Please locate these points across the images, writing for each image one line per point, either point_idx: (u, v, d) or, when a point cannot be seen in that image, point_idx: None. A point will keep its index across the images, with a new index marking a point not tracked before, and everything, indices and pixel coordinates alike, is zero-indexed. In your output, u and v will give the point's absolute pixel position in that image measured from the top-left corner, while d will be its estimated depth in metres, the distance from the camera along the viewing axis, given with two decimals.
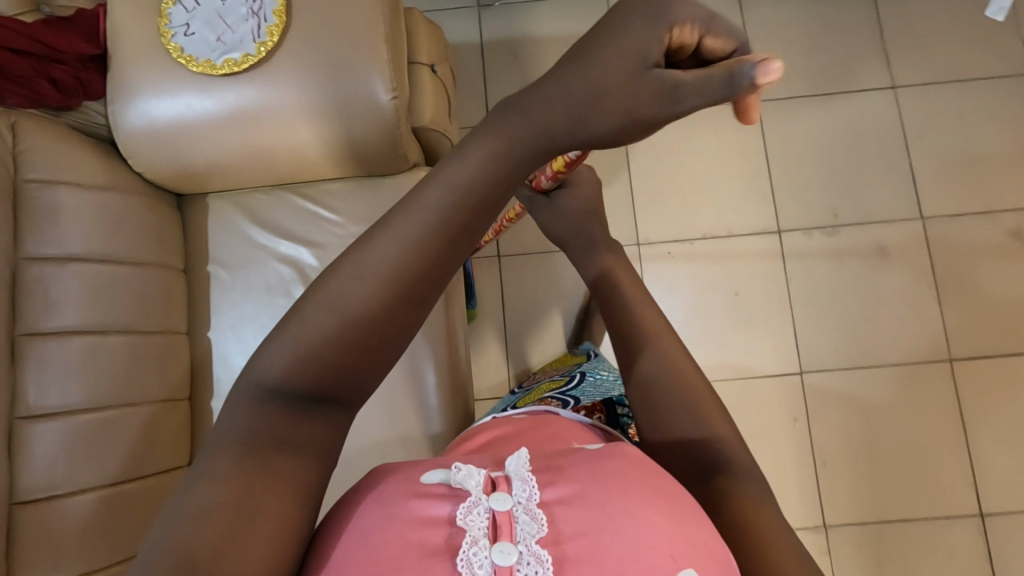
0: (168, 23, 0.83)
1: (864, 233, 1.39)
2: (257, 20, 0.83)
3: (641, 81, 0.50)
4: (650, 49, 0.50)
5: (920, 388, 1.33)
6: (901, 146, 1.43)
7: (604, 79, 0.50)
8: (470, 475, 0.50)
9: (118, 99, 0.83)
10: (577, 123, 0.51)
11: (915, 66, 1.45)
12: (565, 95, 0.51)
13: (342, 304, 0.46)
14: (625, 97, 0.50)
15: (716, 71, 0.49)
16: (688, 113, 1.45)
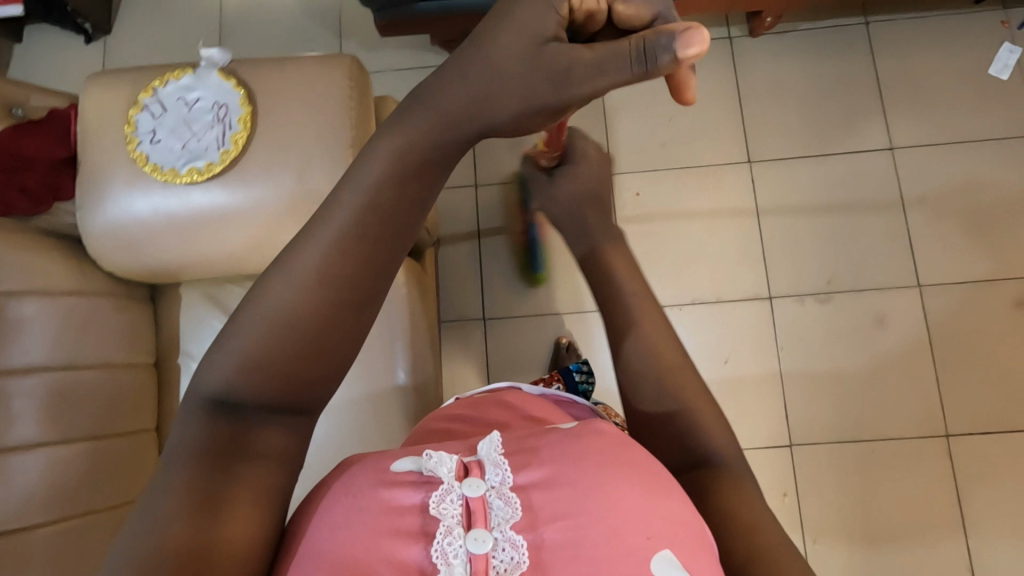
0: (135, 130, 0.84)
1: (857, 300, 1.35)
2: (222, 127, 0.84)
3: (545, 56, 0.45)
4: (550, 22, 0.46)
5: (917, 464, 1.29)
6: (899, 209, 1.39)
7: (507, 54, 0.45)
8: (440, 461, 0.46)
9: (86, 203, 0.84)
10: (485, 112, 0.46)
11: (916, 125, 1.42)
12: (470, 75, 0.45)
13: (275, 314, 0.42)
14: (532, 80, 0.45)
15: (629, 43, 0.45)
16: (679, 174, 1.43)
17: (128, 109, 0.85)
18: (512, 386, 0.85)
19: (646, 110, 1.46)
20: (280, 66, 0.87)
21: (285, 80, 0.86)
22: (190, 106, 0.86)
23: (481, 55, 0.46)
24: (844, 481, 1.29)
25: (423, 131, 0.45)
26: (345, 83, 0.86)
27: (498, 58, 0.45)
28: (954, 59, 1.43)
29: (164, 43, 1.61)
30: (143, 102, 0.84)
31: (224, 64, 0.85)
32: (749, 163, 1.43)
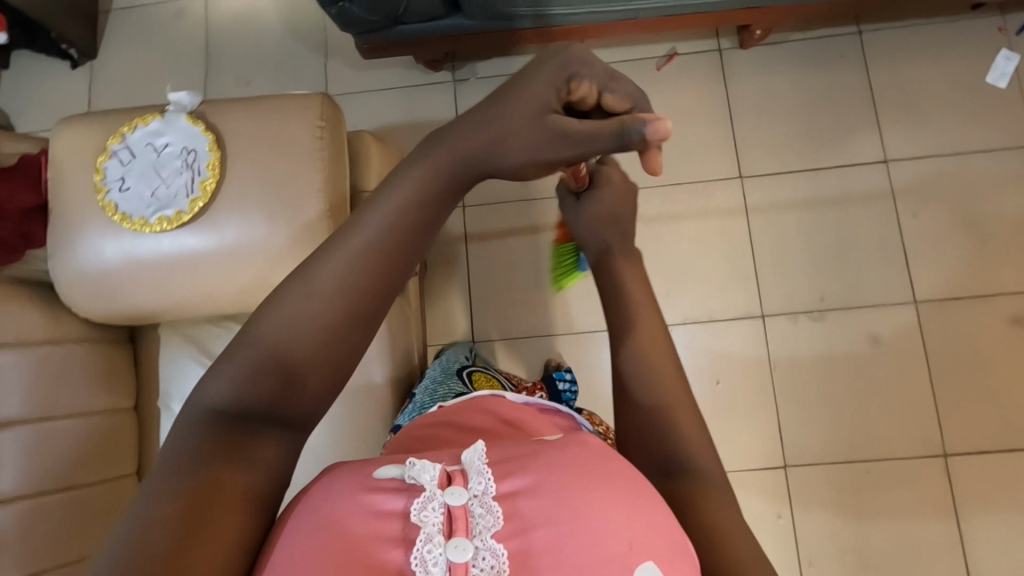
0: (104, 178, 0.83)
1: (852, 318, 1.33)
2: (191, 173, 0.83)
3: (541, 127, 0.52)
4: (551, 99, 0.53)
5: (914, 485, 1.26)
6: (894, 224, 1.35)
7: (512, 119, 0.52)
8: (424, 469, 0.46)
9: (59, 254, 0.84)
10: (489, 160, 0.53)
11: (910, 136, 1.38)
12: (481, 131, 0.53)
13: (296, 325, 0.48)
14: (529, 140, 0.53)
15: (614, 125, 0.52)
16: (670, 191, 1.41)
17: (97, 157, 0.85)
18: (497, 394, 0.84)
19: None
20: (249, 107, 0.86)
21: (254, 122, 0.85)
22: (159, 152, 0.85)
23: (493, 118, 0.53)
24: (841, 501, 1.27)
25: (433, 169, 0.53)
26: (316, 124, 0.86)
27: (507, 117, 0.53)
28: (949, 67, 1.40)
29: (149, 67, 1.61)
30: (111, 149, 0.84)
31: (192, 108, 0.84)
32: (740, 178, 1.40)
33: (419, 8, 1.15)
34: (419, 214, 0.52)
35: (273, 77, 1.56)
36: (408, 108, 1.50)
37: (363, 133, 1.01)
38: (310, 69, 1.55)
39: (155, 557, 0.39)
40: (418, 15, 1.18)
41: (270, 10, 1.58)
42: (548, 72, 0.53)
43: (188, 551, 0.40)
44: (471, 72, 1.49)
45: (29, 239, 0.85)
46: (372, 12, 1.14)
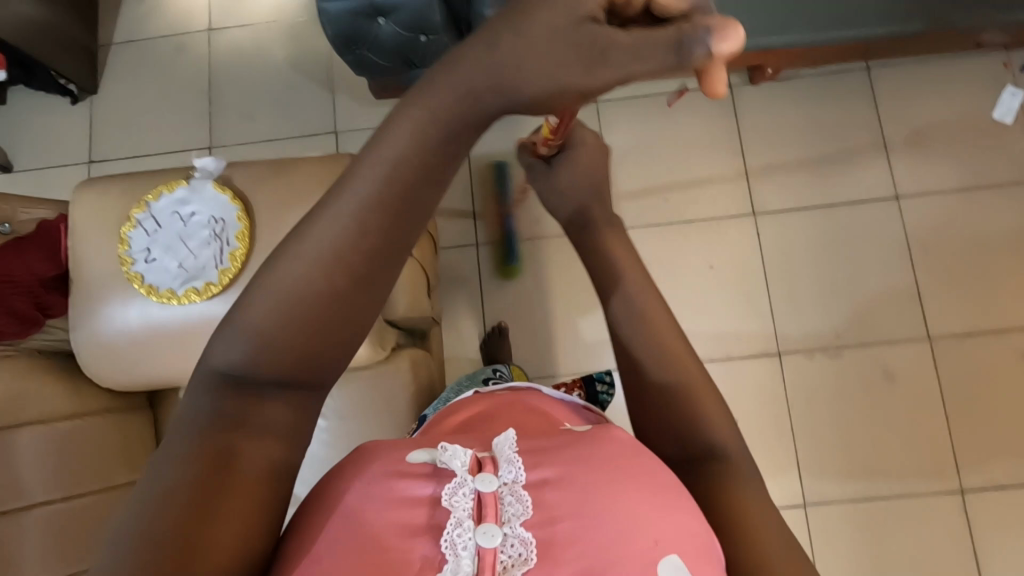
0: (128, 248, 0.81)
1: (866, 354, 1.34)
2: (221, 243, 0.81)
3: (573, 37, 0.37)
4: (586, 2, 0.38)
5: (931, 521, 1.27)
6: (905, 260, 1.37)
7: (535, 29, 0.38)
8: (455, 455, 0.46)
9: (84, 328, 0.82)
10: (508, 86, 0.38)
11: (920, 173, 1.40)
12: (496, 50, 0.38)
13: (293, 297, 0.39)
14: (557, 56, 0.37)
15: (658, 39, 0.37)
16: (683, 227, 1.41)
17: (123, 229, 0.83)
18: (531, 388, 0.81)
19: (646, 160, 1.44)
20: (277, 173, 0.84)
21: (284, 187, 0.83)
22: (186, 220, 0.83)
23: (504, 44, 0.38)
24: (859, 538, 1.28)
25: (433, 113, 0.39)
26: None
27: (522, 42, 0.38)
28: (956, 104, 1.42)
29: (151, 103, 1.57)
30: (135, 219, 0.81)
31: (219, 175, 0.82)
32: (753, 215, 1.41)
33: (436, 56, 1.13)
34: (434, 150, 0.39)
35: (279, 113, 1.53)
36: None
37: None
38: (317, 105, 1.53)
39: (166, 538, 0.36)
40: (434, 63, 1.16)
41: (275, 45, 1.56)
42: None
43: (196, 537, 0.37)
44: None
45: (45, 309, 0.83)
46: (389, 60, 1.12)
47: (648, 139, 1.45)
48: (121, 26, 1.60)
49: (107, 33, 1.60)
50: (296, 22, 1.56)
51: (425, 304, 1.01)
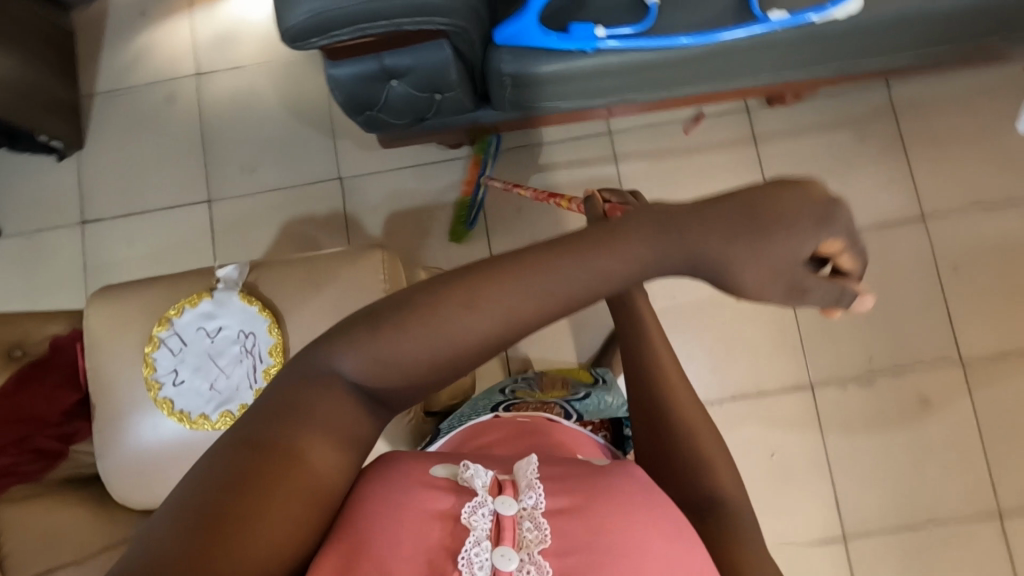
0: (155, 372, 0.86)
1: (900, 380, 1.32)
2: (254, 359, 0.85)
3: (781, 274, 0.43)
4: (806, 248, 0.42)
5: (973, 546, 1.26)
6: (935, 283, 1.34)
7: (766, 253, 0.42)
8: (477, 473, 0.48)
9: (124, 456, 0.86)
10: (700, 251, 0.43)
11: (946, 190, 1.37)
12: (716, 229, 0.43)
13: (442, 333, 0.44)
14: (763, 278, 0.43)
15: (829, 294, 0.45)
16: None
17: (148, 350, 0.86)
18: (552, 419, 0.76)
19: (665, 189, 1.41)
20: (309, 276, 0.88)
21: (318, 291, 0.87)
22: (212, 335, 0.87)
23: (744, 240, 0.42)
24: (902, 568, 1.27)
25: (647, 237, 0.44)
26: (381, 283, 0.86)
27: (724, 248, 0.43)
28: (979, 119, 1.38)
29: (141, 157, 1.50)
30: (161, 339, 0.86)
31: (245, 289, 0.86)
32: None
33: (451, 108, 1.08)
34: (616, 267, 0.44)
35: (281, 161, 1.47)
36: (428, 187, 1.43)
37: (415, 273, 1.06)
38: (318, 150, 1.46)
39: (209, 519, 0.37)
40: (448, 114, 1.11)
41: (270, 88, 1.48)
42: (819, 219, 0.42)
43: (243, 523, 0.38)
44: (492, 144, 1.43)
45: (66, 440, 0.94)
46: (401, 117, 1.06)
47: (664, 170, 1.41)
48: (104, 75, 1.52)
49: (90, 84, 1.52)
50: (290, 62, 1.48)
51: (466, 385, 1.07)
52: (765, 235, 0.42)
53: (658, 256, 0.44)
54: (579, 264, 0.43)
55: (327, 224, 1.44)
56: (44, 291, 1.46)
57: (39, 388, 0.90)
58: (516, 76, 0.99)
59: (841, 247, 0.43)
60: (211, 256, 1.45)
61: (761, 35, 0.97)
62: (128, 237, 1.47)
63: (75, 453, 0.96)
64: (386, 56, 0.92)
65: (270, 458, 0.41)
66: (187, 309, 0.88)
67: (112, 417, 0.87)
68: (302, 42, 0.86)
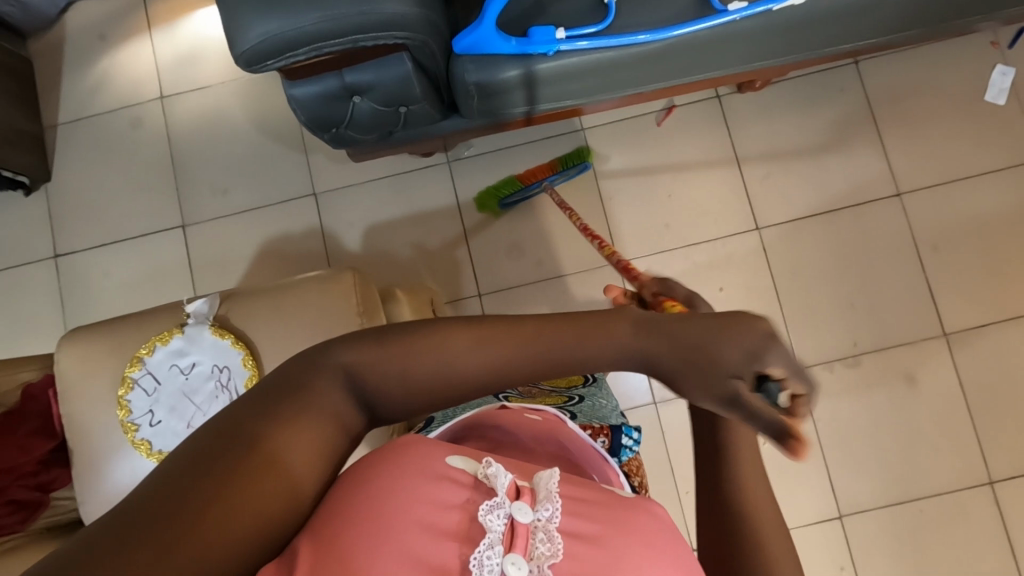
0: (129, 414, 0.86)
1: (886, 358, 1.33)
2: (231, 394, 0.86)
3: (712, 383, 0.43)
4: (734, 363, 0.42)
5: (967, 516, 1.28)
6: (914, 258, 1.35)
7: (699, 359, 0.43)
8: (499, 474, 0.46)
9: (104, 502, 0.86)
10: (655, 345, 0.46)
11: (920, 166, 1.37)
12: (671, 333, 0.46)
13: (441, 356, 0.48)
14: (700, 384, 0.44)
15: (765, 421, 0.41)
16: (687, 250, 1.38)
17: (121, 393, 0.86)
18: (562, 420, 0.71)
19: (641, 183, 1.40)
20: (282, 309, 0.88)
21: (292, 322, 0.88)
22: (186, 371, 0.87)
23: (695, 350, 0.44)
24: (898, 544, 1.28)
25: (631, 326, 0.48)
26: (355, 309, 0.88)
27: (669, 354, 0.45)
28: (950, 93, 1.39)
29: (109, 185, 1.47)
30: (135, 380, 0.86)
31: (216, 322, 0.86)
32: (757, 230, 1.38)
33: (417, 120, 1.06)
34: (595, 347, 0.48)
35: (252, 181, 1.45)
36: (404, 196, 1.42)
37: (394, 292, 1.02)
38: (290, 168, 1.44)
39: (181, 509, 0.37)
40: (416, 126, 1.10)
41: (236, 108, 1.46)
42: (773, 337, 0.41)
43: (216, 515, 0.38)
44: (466, 149, 1.41)
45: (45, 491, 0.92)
46: (367, 133, 1.05)
47: (640, 163, 1.41)
48: (66, 105, 1.49)
49: (53, 113, 1.49)
50: (255, 80, 1.46)
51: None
52: (702, 348, 0.43)
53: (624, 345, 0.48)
54: (571, 334, 0.48)
55: (304, 241, 1.43)
56: (22, 328, 1.44)
57: (14, 438, 0.90)
58: (479, 85, 0.98)
59: (785, 374, 0.40)
60: (189, 282, 1.43)
61: (721, 27, 0.97)
62: (102, 269, 1.45)
63: (55, 501, 0.95)
64: (347, 72, 0.91)
65: (256, 454, 0.41)
66: (159, 347, 0.88)
67: (88, 466, 0.86)
68: (258, 65, 0.84)
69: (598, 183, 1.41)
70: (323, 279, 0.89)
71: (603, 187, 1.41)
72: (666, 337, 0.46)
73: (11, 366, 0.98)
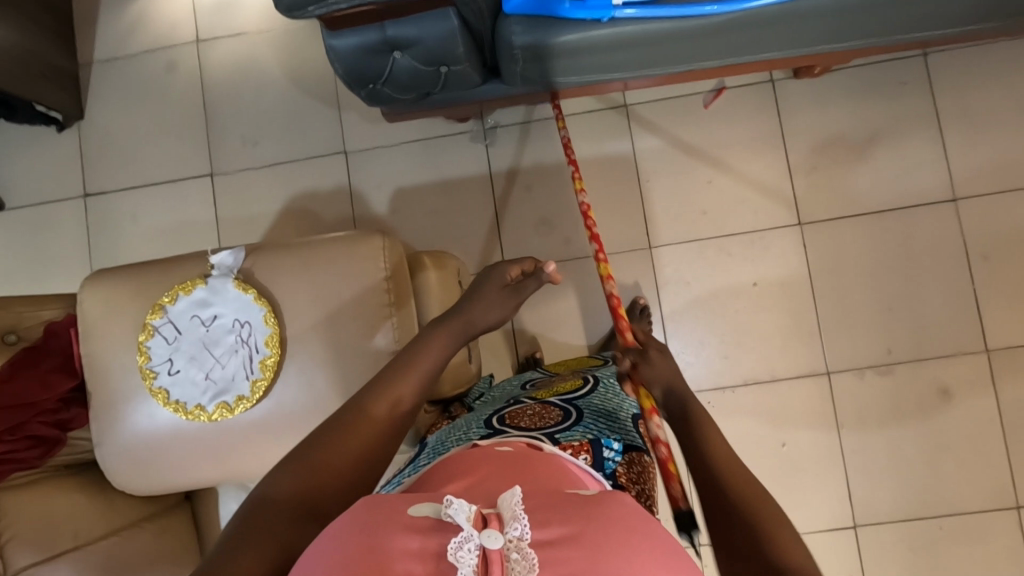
0: (149, 361, 0.85)
1: (920, 370, 1.28)
2: (251, 349, 0.85)
3: (504, 292, 0.80)
4: (505, 273, 0.81)
5: (988, 538, 1.24)
6: (962, 268, 1.29)
7: (492, 292, 0.79)
8: (459, 508, 0.43)
9: (122, 446, 0.86)
10: (475, 321, 0.75)
11: (981, 170, 1.29)
12: (473, 300, 0.77)
13: (352, 432, 0.60)
14: (499, 301, 0.79)
15: (529, 287, 0.82)
16: (722, 239, 1.33)
17: (141, 339, 0.86)
18: (536, 446, 0.66)
19: (680, 167, 1.35)
20: (307, 266, 0.86)
21: (317, 283, 0.86)
22: (207, 323, 0.86)
23: (479, 281, 0.81)
24: (911, 558, 1.25)
25: (455, 329, 0.73)
26: (381, 274, 0.86)
27: (479, 303, 0.77)
28: None
29: (140, 129, 1.46)
30: (156, 327, 0.85)
31: (239, 276, 0.85)
32: (799, 226, 1.32)
33: (458, 82, 1.02)
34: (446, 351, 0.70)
35: (283, 135, 1.42)
36: (434, 163, 1.39)
37: (421, 258, 0.99)
38: (322, 122, 1.41)
39: None
40: (455, 89, 1.06)
41: (272, 57, 1.42)
42: (499, 262, 0.83)
43: None
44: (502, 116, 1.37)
45: (60, 428, 0.92)
46: (405, 91, 1.01)
47: (681, 147, 1.35)
48: (101, 42, 1.47)
49: (89, 51, 1.47)
50: (294, 28, 1.42)
51: (473, 372, 1.14)
52: (482, 281, 0.80)
53: (460, 337, 0.73)
54: (434, 357, 0.69)
55: (330, 200, 1.40)
56: (49, 265, 1.45)
57: (35, 374, 0.90)
58: (525, 48, 0.94)
59: (520, 267, 0.84)
60: (214, 233, 1.43)
61: (788, 4, 0.90)
62: (127, 213, 1.45)
63: (72, 440, 0.96)
64: (389, 25, 0.87)
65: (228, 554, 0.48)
66: (182, 296, 0.87)
67: (106, 408, 0.86)
68: (298, 10, 0.81)
69: (635, 164, 1.35)
70: (350, 239, 0.87)
71: (640, 168, 1.35)
72: (471, 311, 0.75)
73: (35, 304, 0.98)
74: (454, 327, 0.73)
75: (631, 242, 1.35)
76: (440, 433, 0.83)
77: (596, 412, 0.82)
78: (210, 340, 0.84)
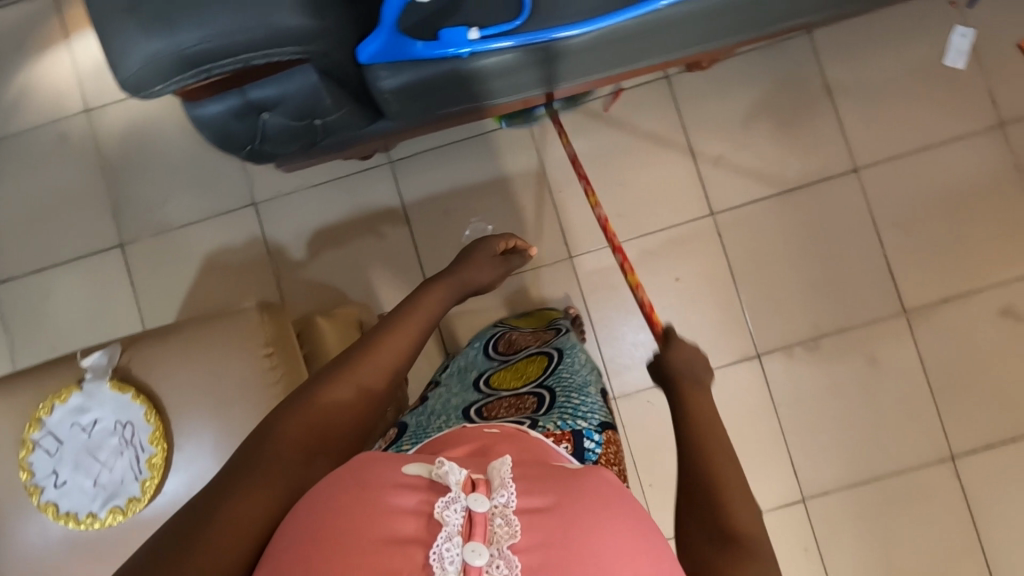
0: (33, 477, 0.86)
1: (847, 339, 1.31)
2: (136, 449, 0.86)
3: (494, 258, 0.88)
4: (494, 242, 0.89)
5: (929, 492, 1.28)
6: (872, 235, 1.32)
7: (483, 255, 0.86)
8: (451, 470, 0.46)
9: (18, 564, 0.87)
10: (470, 281, 0.82)
11: (877, 139, 1.32)
12: (472, 262, 0.84)
13: (355, 377, 0.61)
14: (488, 266, 0.86)
15: (513, 260, 0.93)
16: (641, 239, 1.34)
17: (22, 455, 0.87)
18: (520, 429, 0.66)
19: (591, 172, 1.35)
20: (185, 355, 0.88)
21: (195, 371, 0.88)
22: (87, 428, 0.87)
23: (469, 247, 0.88)
24: (861, 521, 1.29)
25: (451, 283, 0.78)
26: (263, 349, 0.88)
27: (473, 268, 0.84)
28: (912, 60, 1.32)
29: (37, 209, 1.42)
30: (36, 443, 0.86)
31: (114, 378, 0.86)
32: (712, 217, 1.34)
33: (341, 127, 1.01)
34: (442, 301, 0.75)
35: (187, 195, 1.40)
36: (346, 202, 1.37)
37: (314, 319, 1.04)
38: (226, 178, 1.39)
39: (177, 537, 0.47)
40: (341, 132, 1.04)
41: (166, 118, 1.40)
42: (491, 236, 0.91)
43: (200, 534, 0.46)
44: (404, 147, 1.37)
45: None
46: (286, 145, 0.99)
47: (590, 153, 1.35)
48: None
49: None
50: None
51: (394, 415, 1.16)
52: (474, 246, 0.88)
53: (457, 295, 0.80)
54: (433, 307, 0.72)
55: (245, 254, 1.38)
56: None
57: None
58: (395, 91, 0.94)
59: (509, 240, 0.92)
60: (131, 303, 1.40)
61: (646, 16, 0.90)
62: (37, 296, 1.41)
63: None
64: (249, 88, 0.85)
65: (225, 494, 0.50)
66: (58, 406, 0.88)
67: None
68: (146, 91, 0.78)
69: (547, 176, 1.36)
70: (226, 317, 0.89)
71: (553, 180, 1.36)
72: (469, 273, 0.82)
73: None
74: (452, 280, 0.79)
75: (553, 254, 1.36)
76: (417, 421, 0.84)
77: (568, 389, 0.84)
78: (93, 445, 0.85)
